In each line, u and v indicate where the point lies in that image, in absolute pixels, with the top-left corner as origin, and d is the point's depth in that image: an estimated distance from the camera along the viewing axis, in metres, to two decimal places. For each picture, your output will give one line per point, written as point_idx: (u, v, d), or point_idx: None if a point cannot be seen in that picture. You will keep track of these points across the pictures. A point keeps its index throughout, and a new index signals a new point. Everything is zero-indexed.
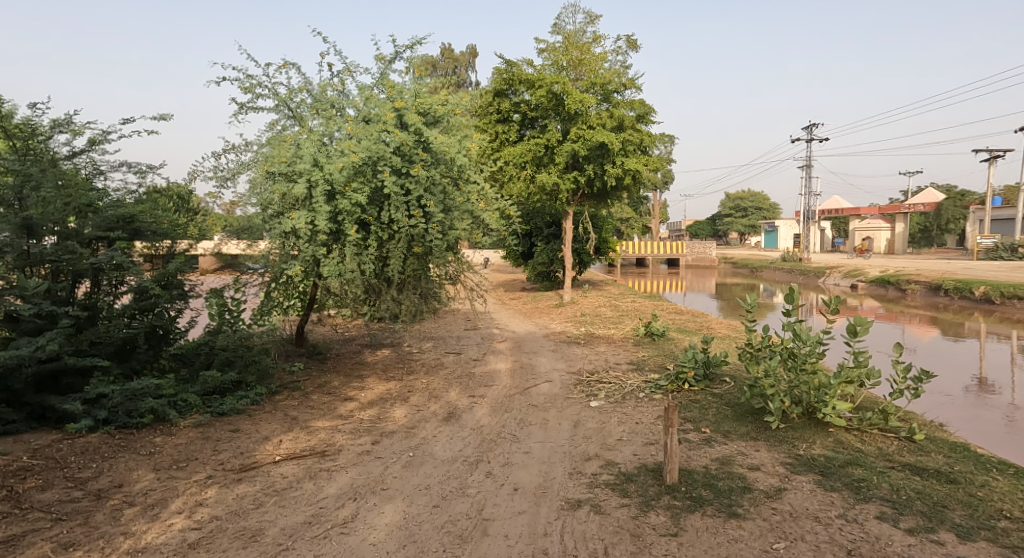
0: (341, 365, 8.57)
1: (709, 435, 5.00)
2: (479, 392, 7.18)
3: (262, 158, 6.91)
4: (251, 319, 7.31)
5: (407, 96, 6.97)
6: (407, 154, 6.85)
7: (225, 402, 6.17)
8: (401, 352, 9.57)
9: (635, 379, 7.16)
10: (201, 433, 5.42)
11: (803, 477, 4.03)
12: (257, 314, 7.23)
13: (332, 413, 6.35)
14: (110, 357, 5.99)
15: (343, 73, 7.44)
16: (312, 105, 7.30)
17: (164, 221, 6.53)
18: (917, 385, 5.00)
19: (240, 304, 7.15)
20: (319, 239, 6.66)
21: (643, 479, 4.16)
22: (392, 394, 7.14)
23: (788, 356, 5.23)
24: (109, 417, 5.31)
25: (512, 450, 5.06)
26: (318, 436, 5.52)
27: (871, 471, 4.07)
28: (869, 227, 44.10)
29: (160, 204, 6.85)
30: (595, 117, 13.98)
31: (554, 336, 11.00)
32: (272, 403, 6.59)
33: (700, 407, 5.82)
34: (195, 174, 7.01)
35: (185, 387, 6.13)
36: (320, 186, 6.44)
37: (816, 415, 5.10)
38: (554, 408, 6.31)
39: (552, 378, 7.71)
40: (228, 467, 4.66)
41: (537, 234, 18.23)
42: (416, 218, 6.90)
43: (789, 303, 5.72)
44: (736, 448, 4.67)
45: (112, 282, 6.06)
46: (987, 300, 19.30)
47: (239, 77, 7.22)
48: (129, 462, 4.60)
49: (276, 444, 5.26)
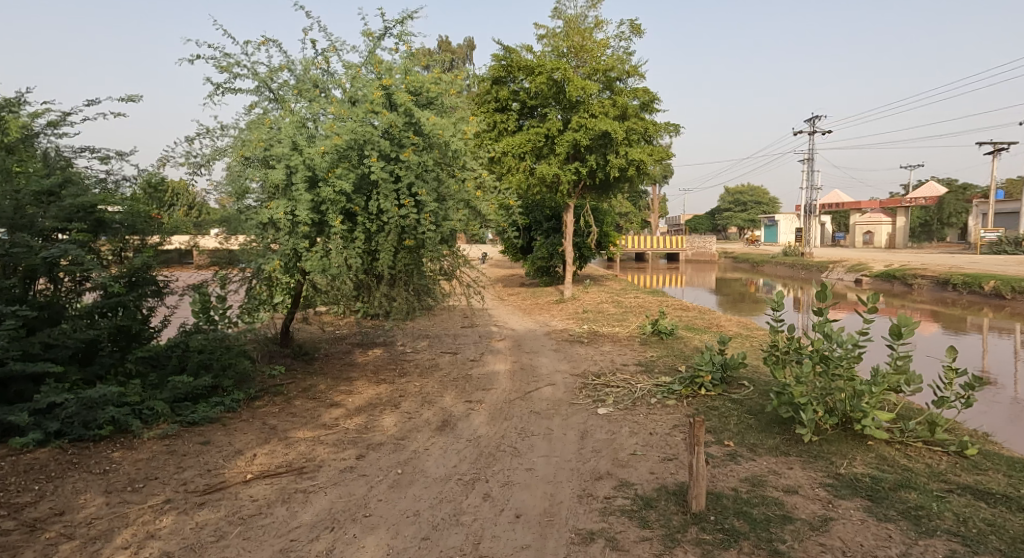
0: (329, 367, 8.00)
1: (733, 450, 4.46)
2: (476, 396, 6.63)
3: (241, 142, 6.33)
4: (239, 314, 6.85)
5: (397, 73, 6.39)
6: (397, 138, 6.28)
7: (197, 411, 5.61)
8: (393, 352, 8.99)
9: (645, 382, 6.61)
10: (166, 447, 4.86)
11: (849, 504, 3.50)
12: (245, 312, 6.83)
13: (314, 422, 5.79)
14: (69, 360, 5.42)
15: (328, 50, 6.86)
16: (294, 86, 6.72)
17: (154, 212, 6.16)
18: (968, 394, 4.47)
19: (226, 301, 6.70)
20: (300, 230, 6.08)
21: (664, 505, 3.63)
22: (382, 400, 6.58)
23: (821, 360, 4.69)
24: (62, 429, 4.75)
25: (513, 467, 4.50)
26: (297, 450, 4.97)
27: (928, 496, 3.53)
28: (871, 221, 43.22)
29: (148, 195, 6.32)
30: (597, 105, 13.40)
31: (554, 334, 10.43)
32: (250, 410, 6.03)
33: (719, 416, 5.30)
34: (165, 160, 6.37)
35: (152, 392, 5.56)
36: (300, 171, 5.87)
37: (853, 426, 4.56)
38: (559, 415, 5.77)
39: (555, 381, 7.16)
40: (190, 488, 4.10)
41: (536, 228, 17.59)
42: (407, 208, 6.26)
43: (821, 301, 5.18)
44: (766, 466, 4.12)
45: (74, 278, 5.55)
46: (998, 295, 18.74)
47: (214, 54, 6.68)
48: (78, 484, 4.04)
49: (248, 460, 4.69)
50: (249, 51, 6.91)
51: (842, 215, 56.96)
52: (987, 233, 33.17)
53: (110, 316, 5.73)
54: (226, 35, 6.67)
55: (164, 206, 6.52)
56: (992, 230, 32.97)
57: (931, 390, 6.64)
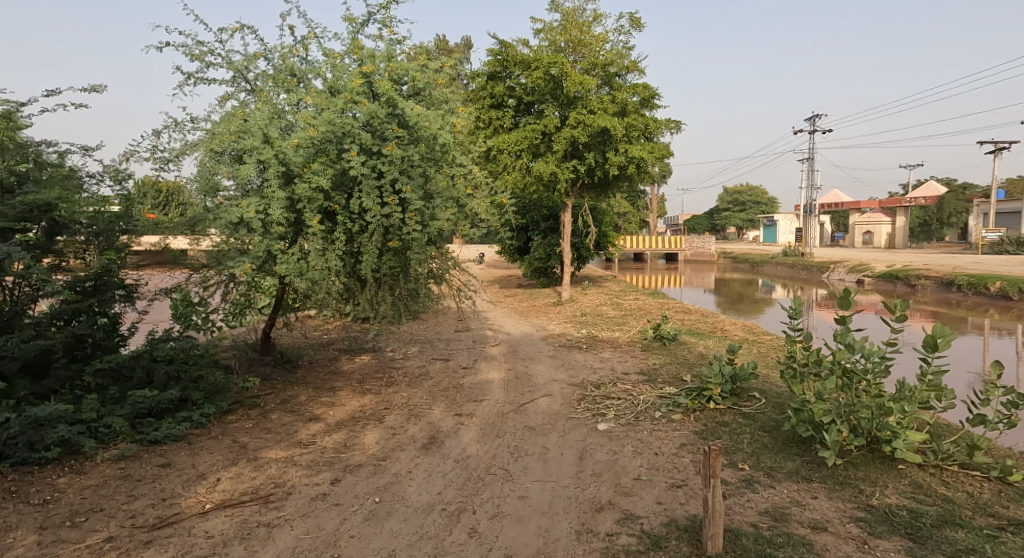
0: (312, 376, 7.52)
1: (748, 475, 4.02)
2: (466, 409, 6.16)
3: (212, 136, 5.88)
4: (224, 316, 6.51)
5: (380, 60, 5.91)
6: (379, 130, 5.80)
7: (161, 428, 5.14)
8: (381, 359, 8.50)
9: (649, 394, 6.15)
10: (120, 471, 4.38)
11: (888, 545, 3.05)
12: (229, 315, 6.44)
13: (290, 439, 5.32)
14: (18, 374, 4.96)
15: (308, 37, 6.41)
16: (271, 76, 6.27)
17: (146, 213, 5.87)
18: (1011, 414, 3.97)
19: (209, 303, 6.33)
20: (274, 231, 5.62)
21: (674, 545, 3.17)
22: (366, 413, 6.11)
23: (844, 374, 4.27)
24: (4, 452, 4.27)
25: (503, 494, 4.05)
26: (266, 473, 4.51)
27: (979, 535, 3.08)
28: (871, 221, 42.80)
29: (125, 191, 5.91)
30: (596, 101, 12.96)
31: (551, 339, 9.95)
32: (221, 426, 5.56)
33: (731, 433, 4.86)
34: (129, 155, 5.89)
35: (110, 407, 5.09)
36: (272, 165, 5.41)
37: (882, 449, 4.09)
38: (555, 432, 5.31)
39: (552, 391, 6.70)
40: (140, 522, 3.64)
41: (534, 228, 17.15)
42: (390, 207, 5.76)
43: (844, 309, 4.61)
44: (788, 496, 3.68)
45: (29, 284, 5.10)
46: (1004, 296, 18.31)
47: (184, 42, 6.23)
48: (8, 519, 3.56)
49: (210, 486, 4.22)
50: (224, 39, 6.45)
51: (841, 215, 56.61)
52: (988, 233, 32.85)
53: (73, 323, 5.37)
54: (198, 21, 6.23)
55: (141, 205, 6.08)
56: (994, 229, 32.61)
57: (965, 406, 6.10)
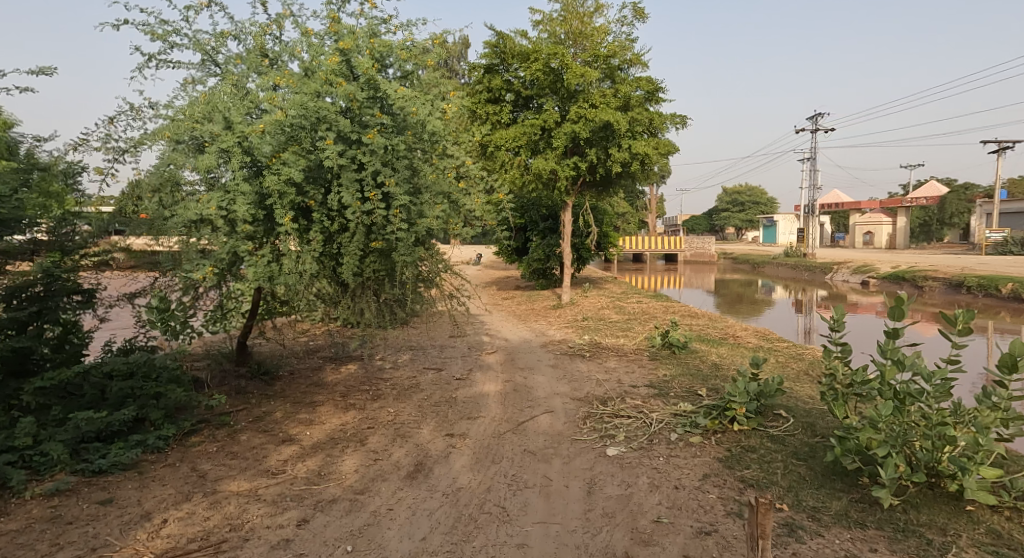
0: (291, 389, 6.88)
1: (790, 518, 3.39)
2: (459, 428, 5.53)
3: (172, 122, 5.26)
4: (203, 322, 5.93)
5: (359, 36, 5.28)
6: (358, 115, 5.17)
7: (109, 455, 4.50)
8: (369, 369, 7.87)
9: (662, 412, 5.51)
10: (49, 511, 3.73)
11: None
12: (209, 320, 5.87)
13: (257, 466, 4.68)
14: None
15: (282, 15, 5.78)
16: (242, 57, 5.65)
17: (141, 212, 5.38)
18: None
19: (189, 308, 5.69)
20: (240, 229, 5.01)
21: None
22: (347, 434, 5.47)
23: (896, 396, 3.64)
24: None
25: (499, 541, 3.42)
26: (223, 511, 3.87)
27: None
28: (871, 221, 42.20)
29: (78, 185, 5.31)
30: (598, 95, 12.25)
31: (552, 346, 9.32)
32: (181, 451, 4.93)
33: (762, 462, 4.24)
34: (79, 143, 5.25)
35: (51, 431, 4.45)
36: (237, 154, 4.83)
37: (946, 487, 3.46)
38: (559, 457, 4.68)
39: (554, 407, 6.07)
40: None
41: (532, 228, 16.54)
42: (372, 202, 5.10)
43: (895, 320, 3.99)
44: (842, 549, 3.05)
45: None
46: (1017, 298, 17.64)
47: (145, 20, 5.62)
48: None
49: (153, 530, 3.58)
50: (190, 17, 5.84)
51: (841, 214, 55.98)
52: (990, 234, 32.27)
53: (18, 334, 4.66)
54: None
55: (130, 206, 5.42)
56: (996, 229, 32.14)
57: None
